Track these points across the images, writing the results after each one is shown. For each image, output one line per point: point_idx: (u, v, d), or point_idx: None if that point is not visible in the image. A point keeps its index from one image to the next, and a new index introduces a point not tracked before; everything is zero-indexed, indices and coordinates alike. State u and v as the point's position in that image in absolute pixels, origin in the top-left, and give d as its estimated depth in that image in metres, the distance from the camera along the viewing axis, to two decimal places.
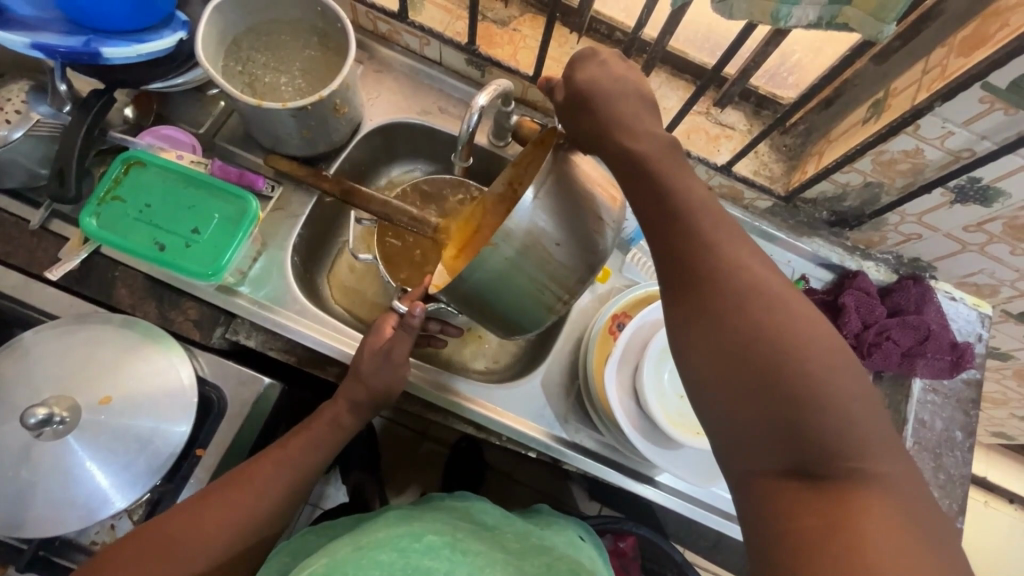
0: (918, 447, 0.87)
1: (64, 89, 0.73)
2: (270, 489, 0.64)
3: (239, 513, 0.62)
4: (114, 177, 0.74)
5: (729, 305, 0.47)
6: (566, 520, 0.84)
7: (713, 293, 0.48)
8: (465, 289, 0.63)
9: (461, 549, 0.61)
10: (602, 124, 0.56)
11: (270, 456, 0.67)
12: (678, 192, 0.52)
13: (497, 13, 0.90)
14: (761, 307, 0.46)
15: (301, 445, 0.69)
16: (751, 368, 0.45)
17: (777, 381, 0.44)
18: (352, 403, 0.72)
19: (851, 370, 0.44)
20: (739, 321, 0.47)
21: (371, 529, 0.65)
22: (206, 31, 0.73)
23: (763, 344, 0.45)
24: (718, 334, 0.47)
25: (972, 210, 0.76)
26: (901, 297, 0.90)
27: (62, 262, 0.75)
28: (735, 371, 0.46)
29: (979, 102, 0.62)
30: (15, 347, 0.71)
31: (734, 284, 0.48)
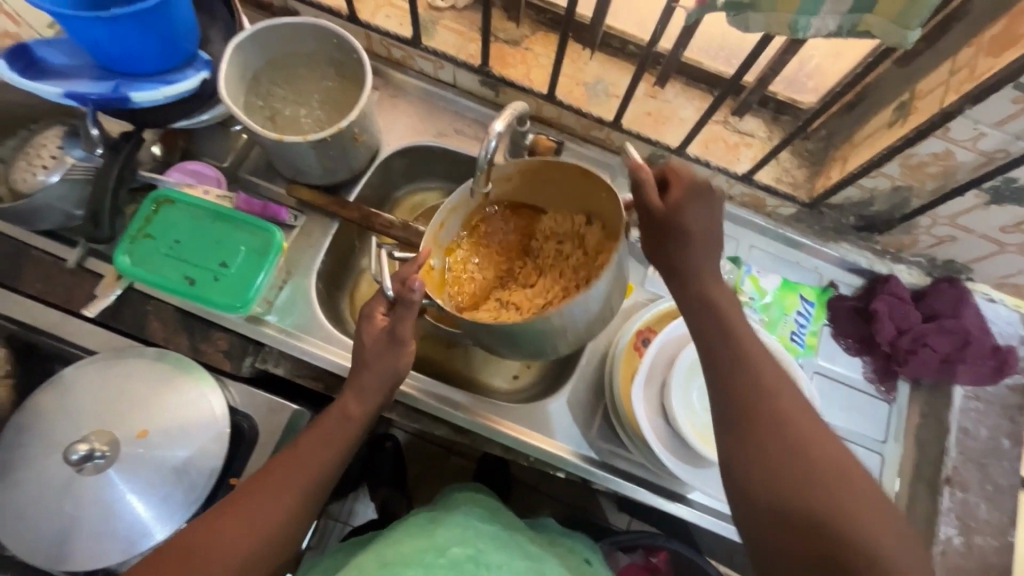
0: (963, 459, 0.83)
1: (95, 133, 0.73)
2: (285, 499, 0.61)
3: (258, 526, 0.59)
4: (145, 216, 0.76)
5: (777, 443, 0.52)
6: (573, 540, 0.82)
7: (760, 427, 0.53)
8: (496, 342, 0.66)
9: (484, 563, 0.61)
10: (676, 250, 0.59)
11: (282, 464, 0.63)
12: (738, 341, 0.57)
13: (508, 33, 0.90)
14: (805, 452, 0.51)
15: (315, 449, 0.65)
16: (796, 509, 0.50)
17: (813, 512, 0.49)
18: (359, 398, 0.67)
19: (889, 519, 0.48)
20: (786, 462, 0.51)
21: (393, 542, 0.66)
22: (227, 69, 0.75)
23: (801, 478, 0.50)
24: (767, 467, 0.52)
25: (1008, 210, 0.73)
26: (936, 302, 0.88)
27: (97, 300, 0.78)
28: (781, 510, 0.50)
29: (1011, 103, 0.60)
30: (57, 382, 0.74)
31: (777, 418, 0.53)
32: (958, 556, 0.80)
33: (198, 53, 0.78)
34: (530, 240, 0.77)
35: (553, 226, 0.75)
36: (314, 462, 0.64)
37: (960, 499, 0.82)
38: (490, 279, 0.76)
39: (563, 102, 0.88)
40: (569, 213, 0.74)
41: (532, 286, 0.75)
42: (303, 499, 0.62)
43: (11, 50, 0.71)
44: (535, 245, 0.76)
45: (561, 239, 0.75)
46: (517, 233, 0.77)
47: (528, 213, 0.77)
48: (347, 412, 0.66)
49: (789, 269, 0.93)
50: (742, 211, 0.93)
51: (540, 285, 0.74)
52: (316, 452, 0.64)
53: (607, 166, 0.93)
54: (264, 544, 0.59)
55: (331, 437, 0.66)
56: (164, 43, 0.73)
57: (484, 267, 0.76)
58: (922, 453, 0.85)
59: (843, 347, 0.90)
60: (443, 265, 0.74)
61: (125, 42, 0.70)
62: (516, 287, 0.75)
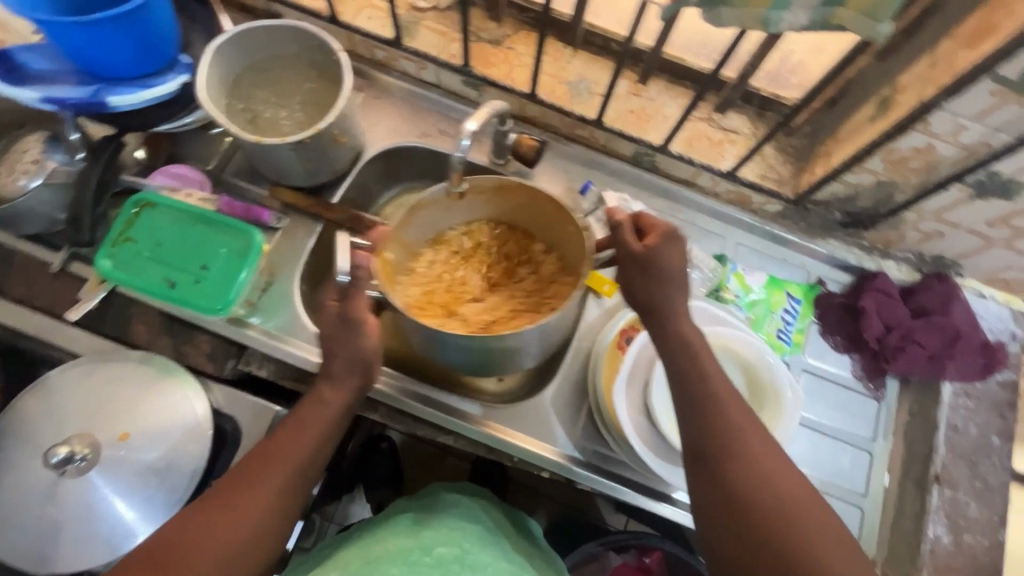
0: (952, 455, 0.82)
1: (76, 137, 0.75)
2: (264, 494, 0.58)
3: (236, 525, 0.55)
4: (126, 219, 0.76)
5: (746, 478, 0.56)
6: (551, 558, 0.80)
7: (732, 463, 0.57)
8: (459, 356, 0.70)
9: (470, 564, 0.62)
10: (653, 289, 0.62)
11: (259, 459, 0.60)
12: (709, 380, 0.61)
13: (490, 33, 0.91)
14: (772, 487, 0.56)
15: (294, 438, 0.61)
16: (764, 542, 0.54)
17: (779, 545, 0.53)
18: (332, 383, 0.64)
19: (846, 549, 0.53)
20: (756, 498, 0.56)
21: (378, 538, 0.67)
22: (207, 72, 0.75)
23: (770, 515, 0.55)
24: (738, 503, 0.56)
25: (993, 205, 0.72)
26: (924, 298, 0.87)
27: (80, 304, 0.77)
28: (750, 542, 0.55)
29: (990, 95, 0.60)
30: (41, 385, 0.74)
31: (747, 454, 0.58)
32: (947, 554, 0.79)
33: (179, 57, 0.79)
34: (488, 254, 0.83)
35: (512, 247, 0.82)
36: (294, 453, 0.60)
37: (949, 497, 0.81)
38: (444, 283, 0.81)
39: (545, 101, 0.88)
40: (529, 238, 0.82)
41: (482, 299, 0.80)
42: (285, 493, 0.59)
43: None
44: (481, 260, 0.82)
45: (517, 260, 0.82)
46: (476, 244, 0.83)
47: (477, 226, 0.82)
48: (323, 398, 0.64)
49: (776, 266, 0.92)
50: (728, 208, 0.92)
51: (490, 299, 0.80)
52: (296, 444, 0.61)
53: (591, 165, 0.93)
54: (243, 543, 0.55)
55: (311, 425, 0.62)
56: (143, 46, 0.73)
57: (442, 272, 0.81)
58: (912, 451, 0.84)
59: (831, 345, 0.89)
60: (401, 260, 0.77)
61: (104, 47, 0.71)
62: (467, 296, 0.81)
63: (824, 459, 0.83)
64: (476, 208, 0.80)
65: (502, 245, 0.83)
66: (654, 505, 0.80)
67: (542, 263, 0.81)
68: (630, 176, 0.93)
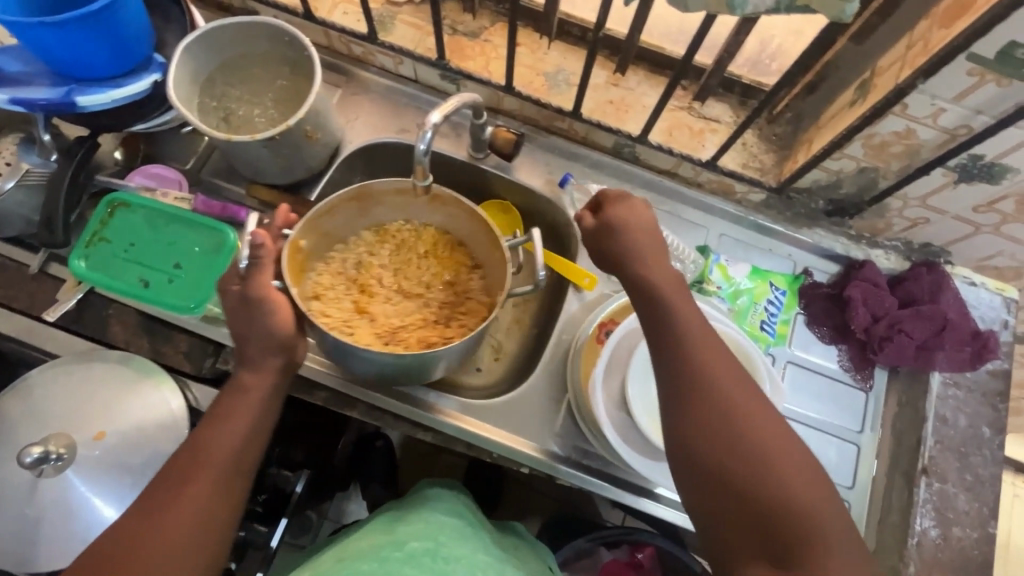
0: (940, 447, 0.81)
1: (48, 138, 0.75)
2: (203, 490, 0.55)
3: (179, 517, 0.53)
4: (100, 220, 0.77)
5: (719, 409, 0.55)
6: (533, 550, 0.81)
7: (704, 395, 0.56)
8: (369, 367, 0.68)
9: (442, 557, 0.61)
10: (616, 246, 0.65)
11: (187, 457, 0.57)
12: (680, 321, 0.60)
13: (467, 25, 0.90)
14: (745, 417, 0.55)
15: (221, 431, 0.58)
16: (738, 467, 0.53)
17: (755, 473, 0.53)
18: (251, 367, 0.62)
19: (812, 473, 0.53)
20: (729, 427, 0.55)
21: (356, 538, 0.67)
22: (176, 71, 0.75)
23: (747, 445, 0.54)
24: (711, 434, 0.55)
25: (978, 189, 0.70)
26: (913, 286, 0.84)
27: (58, 305, 0.78)
28: (723, 469, 0.54)
29: (967, 75, 0.58)
30: (22, 386, 0.75)
31: (735, 420, 0.55)
32: (936, 548, 0.77)
33: (153, 57, 0.79)
34: (410, 254, 0.82)
35: (437, 256, 0.82)
36: (225, 446, 0.58)
37: (938, 490, 0.79)
38: (359, 276, 0.80)
39: (522, 93, 0.87)
40: (455, 251, 0.82)
41: (393, 301, 0.79)
42: (224, 487, 0.57)
43: None
44: (403, 264, 0.82)
45: (439, 271, 0.81)
46: (399, 243, 0.82)
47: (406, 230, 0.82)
48: (242, 384, 0.61)
49: (761, 256, 0.90)
50: (711, 198, 0.91)
51: (401, 302, 0.79)
52: (227, 435, 0.58)
53: (572, 157, 0.91)
54: (199, 531, 0.54)
55: (238, 416, 0.59)
56: (114, 46, 0.73)
57: (362, 264, 0.81)
58: (900, 443, 0.83)
59: (817, 335, 0.87)
60: (318, 247, 0.77)
61: (76, 48, 0.70)
62: (379, 294, 0.79)
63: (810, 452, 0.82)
64: (411, 211, 0.80)
65: (426, 249, 0.82)
66: (636, 500, 0.79)
67: (462, 283, 0.81)
68: (611, 168, 0.91)
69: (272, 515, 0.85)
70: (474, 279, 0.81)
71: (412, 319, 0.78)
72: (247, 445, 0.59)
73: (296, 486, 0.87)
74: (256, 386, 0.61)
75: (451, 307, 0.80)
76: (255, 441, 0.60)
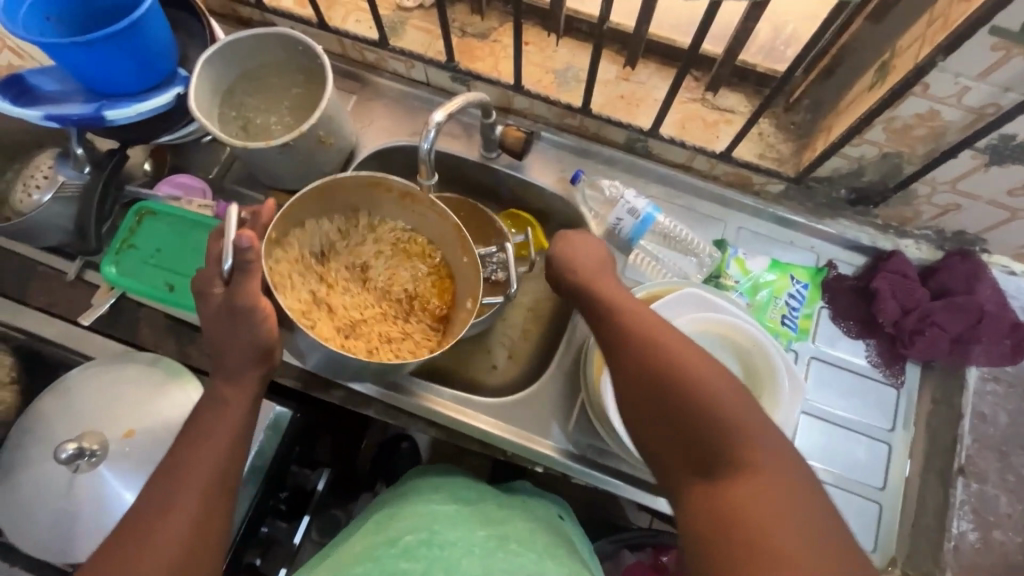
0: (978, 446, 0.77)
1: (81, 152, 0.78)
2: (181, 521, 0.54)
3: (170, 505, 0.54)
4: (129, 227, 0.82)
5: (631, 340, 0.55)
6: (542, 498, 0.82)
7: (618, 336, 0.56)
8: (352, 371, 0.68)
9: (437, 544, 0.62)
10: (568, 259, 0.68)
11: (150, 500, 0.55)
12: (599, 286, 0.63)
13: (476, 27, 0.91)
14: (653, 340, 0.53)
15: (190, 458, 0.57)
16: (649, 390, 0.51)
17: (669, 393, 0.50)
18: (232, 382, 0.62)
19: (728, 377, 0.50)
20: (640, 355, 0.53)
21: (351, 542, 0.68)
22: (197, 82, 0.78)
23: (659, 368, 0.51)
24: (626, 367, 0.53)
25: (1013, 171, 0.66)
26: (946, 277, 0.81)
27: (93, 309, 0.82)
28: (639, 395, 0.52)
29: (991, 50, 0.55)
30: (58, 386, 0.78)
31: (648, 346, 0.53)
32: (976, 553, 0.74)
33: (177, 71, 0.83)
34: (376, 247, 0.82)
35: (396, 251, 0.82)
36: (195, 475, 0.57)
37: (976, 491, 0.76)
38: (317, 266, 0.79)
39: (532, 92, 0.87)
40: (417, 246, 0.83)
41: (352, 293, 0.80)
42: (205, 508, 0.56)
43: (4, 80, 0.75)
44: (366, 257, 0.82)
45: (399, 266, 0.82)
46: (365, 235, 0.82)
47: (373, 224, 0.83)
48: (222, 398, 0.61)
49: (781, 250, 0.88)
50: (729, 190, 0.89)
51: (361, 295, 0.80)
52: (197, 462, 0.57)
53: (583, 154, 0.91)
54: (191, 512, 0.55)
55: (206, 442, 0.59)
56: (141, 63, 0.77)
57: (323, 255, 0.80)
58: (934, 441, 0.79)
59: (843, 330, 0.84)
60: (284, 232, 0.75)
61: (105, 64, 0.74)
62: (337, 286, 0.80)
63: (837, 450, 0.79)
64: (380, 204, 0.81)
65: (390, 245, 0.83)
66: (653, 499, 0.79)
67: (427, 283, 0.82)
68: (623, 163, 0.90)
69: (294, 513, 0.88)
70: (439, 280, 0.83)
71: (372, 312, 0.79)
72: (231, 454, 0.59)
73: (317, 484, 0.92)
74: (225, 413, 0.61)
75: (410, 302, 0.81)
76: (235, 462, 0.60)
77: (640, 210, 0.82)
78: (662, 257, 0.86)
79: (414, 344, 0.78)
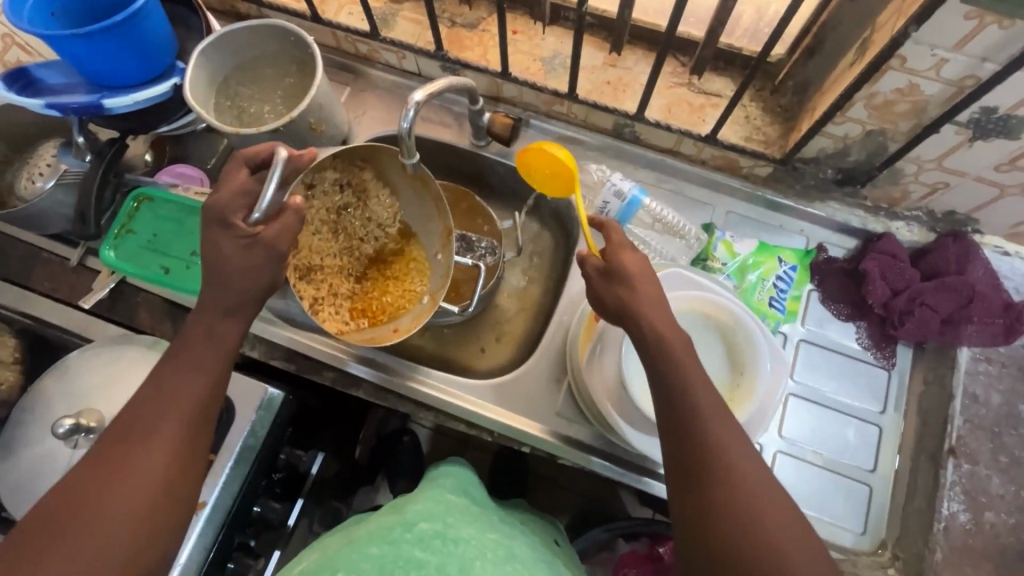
0: (970, 427, 0.75)
1: (82, 140, 0.81)
2: (120, 504, 0.50)
3: (135, 462, 0.51)
4: (128, 213, 0.84)
5: (713, 469, 0.52)
6: (539, 521, 0.83)
7: (701, 454, 0.52)
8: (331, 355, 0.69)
9: (451, 539, 0.59)
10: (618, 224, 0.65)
11: (100, 465, 0.51)
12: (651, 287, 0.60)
13: (465, 17, 0.93)
14: (739, 482, 0.51)
15: (153, 412, 0.54)
16: (724, 537, 0.49)
17: (744, 548, 0.48)
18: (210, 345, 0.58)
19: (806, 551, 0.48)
20: (722, 494, 0.51)
21: (363, 524, 0.66)
22: (193, 74, 0.80)
23: (742, 517, 0.49)
24: (702, 497, 0.51)
25: (997, 146, 0.66)
26: (937, 259, 0.80)
27: (93, 293, 0.85)
28: (713, 535, 0.50)
29: (965, 20, 0.55)
30: (58, 367, 0.76)
31: (732, 486, 0.51)
32: (966, 534, 0.72)
33: (175, 64, 0.85)
34: (363, 204, 0.80)
35: (375, 216, 0.81)
36: (142, 455, 0.52)
37: (967, 472, 0.74)
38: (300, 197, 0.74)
39: (520, 79, 0.88)
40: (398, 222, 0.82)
41: (321, 234, 0.78)
42: (174, 469, 0.53)
43: (11, 72, 0.78)
44: (348, 209, 0.80)
45: (374, 229, 0.81)
46: (359, 189, 0.79)
47: (373, 184, 0.79)
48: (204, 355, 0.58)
49: (771, 234, 0.88)
50: (717, 174, 0.88)
51: (327, 240, 0.79)
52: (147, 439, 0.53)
53: (571, 141, 0.92)
54: (152, 474, 0.51)
55: (168, 413, 0.54)
56: (140, 55, 0.79)
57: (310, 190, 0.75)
58: (926, 424, 0.78)
59: (832, 312, 0.84)
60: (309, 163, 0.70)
61: (104, 58, 0.77)
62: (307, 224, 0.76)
63: (827, 433, 0.79)
64: (393, 174, 0.78)
65: (375, 210, 0.81)
66: (639, 479, 0.78)
67: (393, 264, 0.83)
68: (612, 149, 0.91)
69: (288, 495, 0.86)
70: (404, 266, 0.82)
71: (329, 262, 0.79)
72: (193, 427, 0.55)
73: (310, 467, 0.90)
74: (189, 385, 0.56)
75: (371, 268, 0.83)
76: (199, 439, 0.56)
77: (626, 193, 0.82)
78: (651, 242, 0.85)
79: (352, 309, 0.80)
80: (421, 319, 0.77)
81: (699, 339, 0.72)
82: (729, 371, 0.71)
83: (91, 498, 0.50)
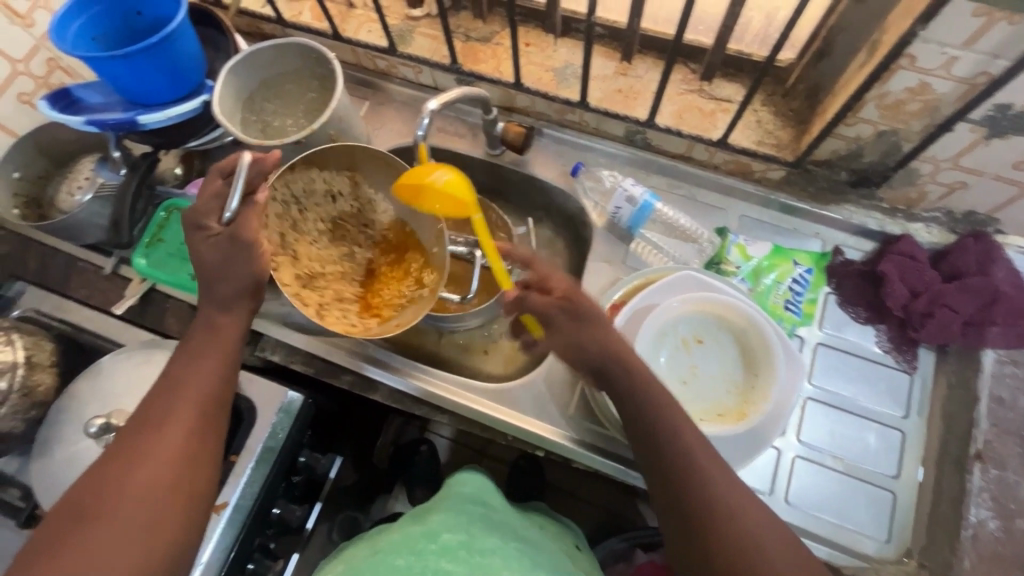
0: (997, 431, 0.72)
1: (118, 154, 0.86)
2: (122, 511, 0.51)
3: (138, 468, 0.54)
4: (160, 223, 0.91)
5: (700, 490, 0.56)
6: (560, 528, 0.82)
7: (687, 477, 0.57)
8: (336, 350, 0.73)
9: (478, 550, 0.60)
10: None
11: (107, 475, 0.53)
12: None
13: (479, 32, 0.96)
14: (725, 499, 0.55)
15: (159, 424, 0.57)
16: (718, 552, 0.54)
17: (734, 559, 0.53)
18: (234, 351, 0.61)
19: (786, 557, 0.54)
20: (712, 512, 0.55)
21: (388, 532, 0.67)
22: (220, 91, 0.84)
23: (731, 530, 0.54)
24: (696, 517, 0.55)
25: (1013, 143, 0.65)
26: (958, 260, 0.78)
27: (125, 299, 0.89)
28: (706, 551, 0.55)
29: (973, 17, 0.55)
30: (91, 369, 0.78)
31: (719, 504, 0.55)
32: (996, 543, 0.69)
33: (205, 82, 0.90)
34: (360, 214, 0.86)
35: (372, 224, 0.87)
36: (146, 459, 0.54)
37: (996, 477, 0.71)
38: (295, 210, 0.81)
39: (531, 89, 0.90)
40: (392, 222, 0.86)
41: (320, 243, 0.84)
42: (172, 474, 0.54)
43: (54, 93, 0.84)
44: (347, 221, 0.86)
45: (372, 236, 0.87)
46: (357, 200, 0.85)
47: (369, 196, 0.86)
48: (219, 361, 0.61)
49: (786, 237, 0.87)
50: (730, 179, 0.89)
51: (327, 245, 0.84)
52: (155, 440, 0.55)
53: (584, 148, 0.93)
54: (153, 480, 0.53)
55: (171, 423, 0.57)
56: (172, 74, 0.84)
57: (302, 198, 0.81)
58: (950, 428, 0.76)
59: (851, 316, 0.83)
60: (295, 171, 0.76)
61: (141, 78, 0.81)
62: (308, 236, 0.82)
63: (846, 437, 0.78)
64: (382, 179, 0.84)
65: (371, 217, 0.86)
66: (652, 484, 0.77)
67: (391, 265, 0.86)
68: (623, 155, 0.92)
69: (306, 499, 0.87)
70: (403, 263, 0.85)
71: (332, 270, 0.84)
72: (196, 430, 0.57)
73: (327, 471, 0.90)
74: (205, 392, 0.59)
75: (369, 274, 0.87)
76: (201, 443, 0.57)
77: (637, 198, 0.83)
78: (665, 246, 0.86)
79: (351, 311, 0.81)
80: (422, 309, 0.76)
81: (710, 339, 0.73)
82: (743, 372, 0.71)
83: (97, 506, 0.51)
